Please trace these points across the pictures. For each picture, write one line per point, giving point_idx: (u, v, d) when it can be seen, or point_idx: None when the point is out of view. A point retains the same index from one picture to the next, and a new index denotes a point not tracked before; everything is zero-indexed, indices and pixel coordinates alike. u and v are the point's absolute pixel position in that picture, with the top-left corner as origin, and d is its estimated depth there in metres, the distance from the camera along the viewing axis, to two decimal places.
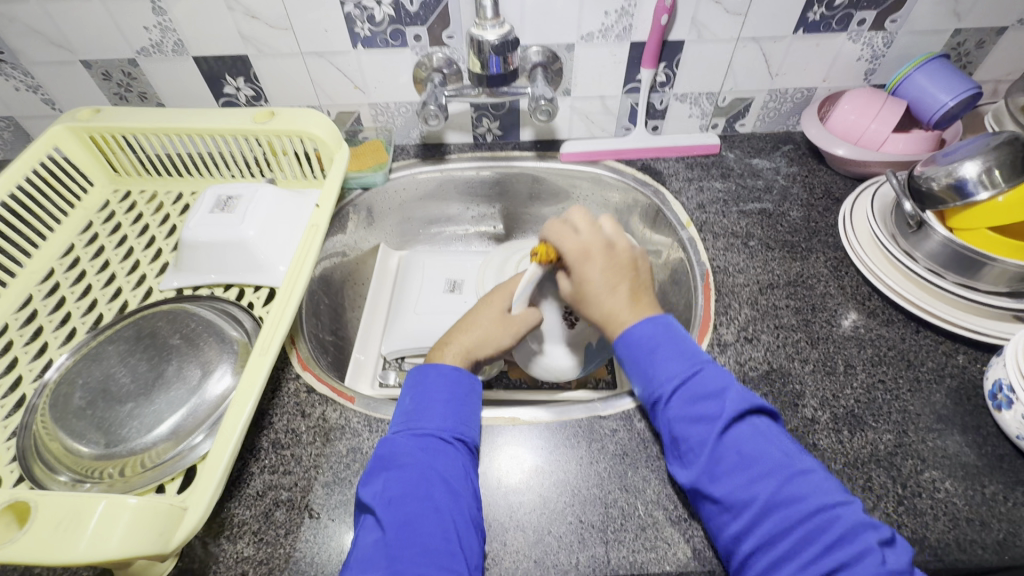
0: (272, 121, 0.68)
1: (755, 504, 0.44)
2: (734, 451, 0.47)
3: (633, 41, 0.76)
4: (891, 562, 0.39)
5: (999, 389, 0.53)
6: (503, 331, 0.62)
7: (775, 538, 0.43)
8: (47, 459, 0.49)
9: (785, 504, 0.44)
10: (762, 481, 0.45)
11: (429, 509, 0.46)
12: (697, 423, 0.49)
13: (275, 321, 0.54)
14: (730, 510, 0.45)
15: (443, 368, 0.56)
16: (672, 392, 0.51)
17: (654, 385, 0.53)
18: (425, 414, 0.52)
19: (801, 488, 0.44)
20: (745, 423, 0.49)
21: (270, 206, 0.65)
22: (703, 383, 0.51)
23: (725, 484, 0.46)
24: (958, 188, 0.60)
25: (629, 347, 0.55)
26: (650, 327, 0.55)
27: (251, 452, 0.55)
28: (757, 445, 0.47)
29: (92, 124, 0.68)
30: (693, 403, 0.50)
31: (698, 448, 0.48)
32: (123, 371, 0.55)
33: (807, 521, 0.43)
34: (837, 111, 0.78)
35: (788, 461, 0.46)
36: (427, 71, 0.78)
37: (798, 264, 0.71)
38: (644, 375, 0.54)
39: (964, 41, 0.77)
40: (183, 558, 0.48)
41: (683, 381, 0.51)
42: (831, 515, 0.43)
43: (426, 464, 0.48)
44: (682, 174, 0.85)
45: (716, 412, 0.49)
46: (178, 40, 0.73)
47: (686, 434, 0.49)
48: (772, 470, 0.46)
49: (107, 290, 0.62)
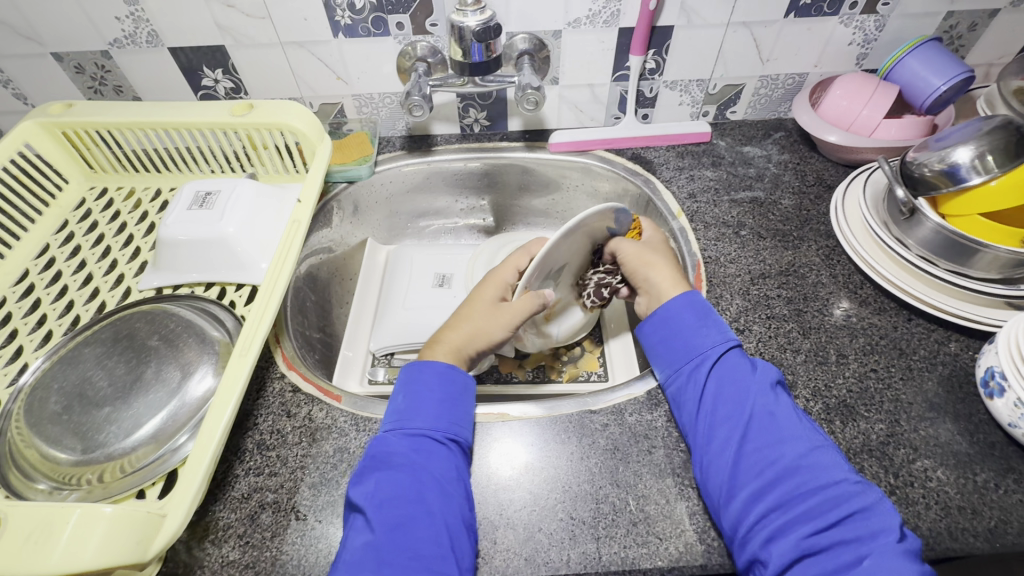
0: (250, 114, 0.66)
1: (780, 466, 0.46)
2: (766, 416, 0.49)
3: (621, 27, 0.74)
4: (906, 543, 0.41)
5: (991, 376, 0.53)
6: (497, 323, 0.60)
7: (795, 500, 0.44)
8: (24, 467, 0.48)
9: (808, 470, 0.45)
10: (787, 445, 0.47)
11: (420, 512, 0.45)
12: (731, 386, 0.52)
13: (257, 319, 0.52)
14: (754, 470, 0.47)
15: (439, 367, 0.55)
16: (711, 355, 0.54)
17: (693, 348, 0.55)
18: (418, 413, 0.51)
19: (824, 459, 0.46)
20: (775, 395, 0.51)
21: (250, 202, 0.63)
22: (739, 356, 0.54)
23: (753, 444, 0.48)
24: (951, 173, 0.59)
25: (668, 313, 0.58)
26: (691, 301, 0.59)
27: (236, 454, 0.54)
28: (787, 414, 0.49)
29: (65, 120, 0.66)
30: (728, 369, 0.53)
31: (729, 410, 0.50)
32: (101, 374, 0.53)
33: (826, 490, 0.44)
34: (828, 97, 0.77)
35: (814, 434, 0.48)
36: (411, 60, 0.76)
37: (789, 253, 0.71)
38: (681, 338, 0.56)
39: (956, 24, 0.76)
40: (167, 563, 0.47)
41: (722, 349, 0.54)
42: (851, 488, 0.44)
43: (420, 466, 0.48)
44: (673, 163, 0.84)
45: (752, 381, 0.52)
46: (152, 31, 0.71)
47: (718, 394, 0.52)
48: (800, 437, 0.47)
49: (84, 291, 0.61)
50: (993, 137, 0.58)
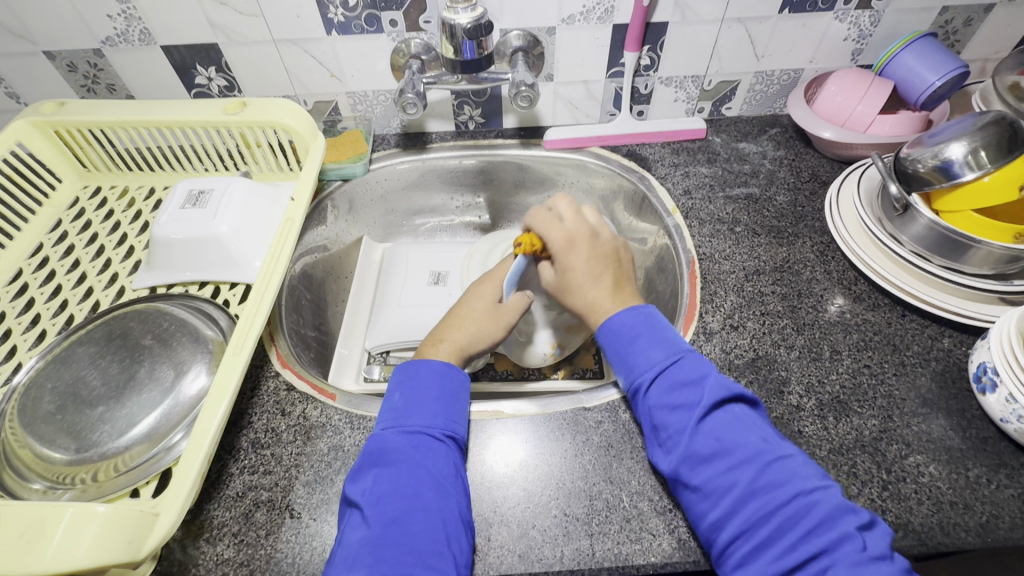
0: (243, 113, 0.66)
1: (734, 492, 0.44)
2: (712, 438, 0.47)
3: (615, 23, 0.74)
4: (871, 547, 0.39)
5: (983, 371, 0.53)
6: (499, 325, 0.61)
7: (756, 526, 0.42)
8: (19, 467, 0.48)
9: (763, 491, 0.43)
10: (739, 467, 0.45)
11: (416, 508, 0.45)
12: (674, 411, 0.49)
13: (250, 318, 0.52)
14: (709, 498, 0.45)
15: (435, 365, 0.55)
16: (650, 380, 0.51)
17: (633, 374, 0.53)
18: (415, 410, 0.51)
19: (779, 474, 0.44)
20: (722, 411, 0.48)
21: (243, 200, 0.63)
22: (683, 371, 0.51)
23: (703, 471, 0.46)
24: (944, 169, 0.59)
25: (610, 335, 0.55)
26: (631, 317, 0.55)
27: (230, 452, 0.54)
28: (736, 430, 0.47)
29: (56, 119, 0.65)
30: (671, 391, 0.50)
31: (677, 436, 0.48)
32: (95, 374, 0.53)
33: (785, 509, 0.42)
34: (823, 93, 0.77)
35: (765, 447, 0.46)
36: (405, 57, 0.75)
37: (784, 250, 0.71)
38: (624, 362, 0.54)
39: (952, 19, 0.76)
40: (162, 562, 0.47)
41: (661, 370, 0.51)
42: (810, 500, 0.42)
43: (417, 463, 0.48)
44: (668, 159, 0.84)
45: (694, 400, 0.48)
46: (144, 29, 0.70)
47: (665, 422, 0.49)
48: (750, 456, 0.45)
49: (78, 290, 0.61)
50: (987, 133, 0.58)
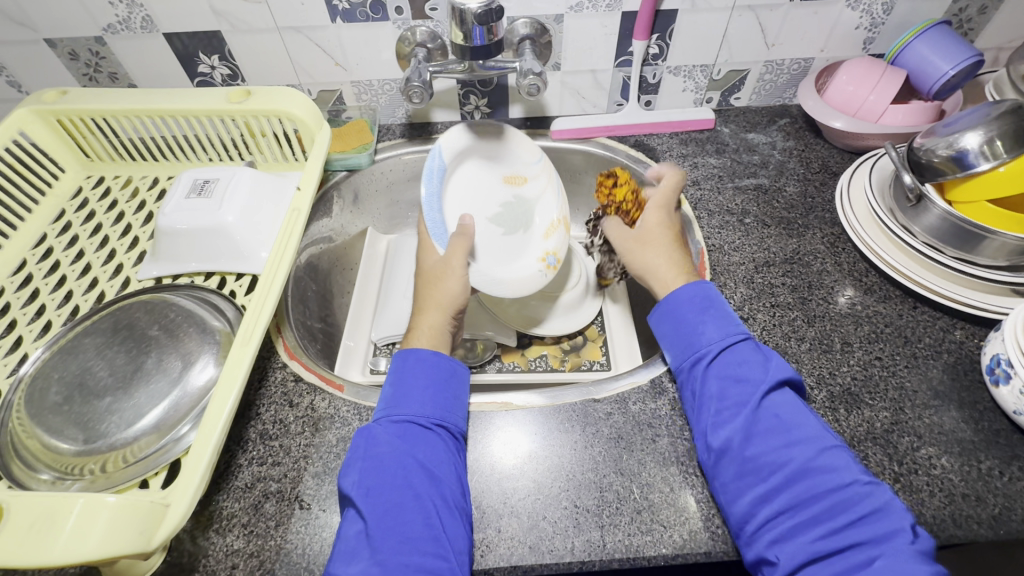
0: (248, 101, 0.65)
1: (789, 468, 0.45)
2: (773, 416, 0.48)
3: (624, 10, 0.73)
4: (920, 544, 0.40)
5: (997, 363, 0.52)
6: (452, 279, 0.60)
7: (804, 504, 0.43)
8: (26, 457, 0.47)
9: (819, 471, 0.44)
10: (797, 446, 0.46)
11: (408, 496, 0.45)
12: (737, 384, 0.50)
13: (256, 310, 0.52)
14: (761, 472, 0.45)
15: (423, 355, 0.54)
16: (717, 351, 0.52)
17: (698, 345, 0.54)
18: (403, 400, 0.51)
19: (835, 459, 0.45)
20: (784, 395, 0.49)
21: (249, 190, 0.62)
22: (747, 351, 0.52)
23: (761, 445, 0.47)
24: (958, 159, 0.58)
25: (675, 305, 0.57)
26: (698, 291, 0.57)
27: (239, 444, 0.54)
28: (796, 414, 0.48)
29: (59, 107, 0.64)
30: (736, 365, 0.51)
31: (736, 409, 0.49)
32: (101, 364, 0.53)
33: (837, 492, 0.43)
34: (834, 82, 0.75)
35: (824, 435, 0.47)
36: (410, 46, 0.74)
37: (794, 241, 0.70)
38: (687, 334, 0.55)
39: (966, 7, 0.75)
40: (172, 553, 0.47)
41: (727, 346, 0.52)
42: (863, 490, 0.43)
43: (406, 452, 0.47)
44: (677, 150, 0.83)
45: (759, 378, 0.50)
46: (146, 16, 0.69)
47: (726, 393, 0.50)
48: (810, 438, 0.46)
49: (83, 281, 0.60)
50: (1004, 122, 0.57)
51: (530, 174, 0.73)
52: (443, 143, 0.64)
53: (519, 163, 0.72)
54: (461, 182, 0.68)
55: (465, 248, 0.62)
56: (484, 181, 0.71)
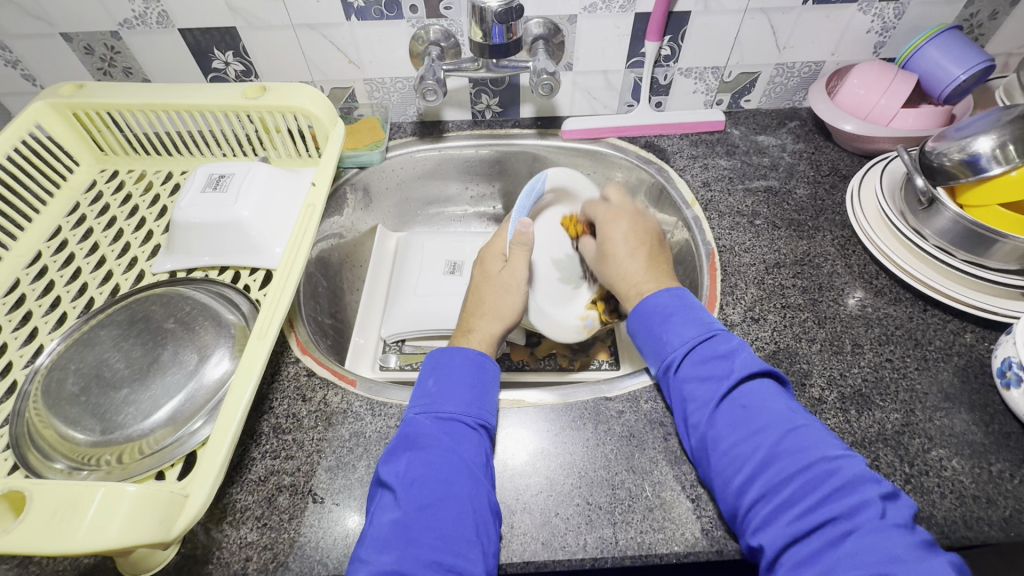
0: (263, 97, 0.65)
1: (757, 457, 0.44)
2: (738, 406, 0.47)
3: (637, 12, 0.73)
4: (891, 516, 0.38)
5: (1008, 366, 0.53)
6: (514, 293, 0.63)
7: (776, 490, 0.42)
8: (43, 447, 0.48)
9: (786, 455, 0.43)
10: (762, 434, 0.45)
11: (450, 495, 0.45)
12: (703, 383, 0.49)
13: (275, 302, 0.52)
14: (732, 465, 0.45)
15: (469, 354, 0.55)
16: (683, 354, 0.52)
17: (665, 351, 0.53)
18: (449, 397, 0.51)
19: (801, 441, 0.44)
20: (752, 382, 0.48)
21: (264, 186, 0.63)
22: (714, 346, 0.51)
23: (726, 438, 0.46)
24: (971, 163, 0.58)
25: (642, 316, 0.56)
26: (668, 298, 0.55)
27: (252, 437, 0.54)
28: (761, 400, 0.47)
29: (75, 101, 0.65)
30: (703, 363, 0.50)
31: (704, 407, 0.48)
32: (118, 356, 0.53)
33: (807, 473, 0.42)
34: (845, 85, 0.76)
35: (790, 416, 0.46)
36: (424, 44, 0.75)
37: (804, 243, 0.70)
38: (656, 341, 0.54)
39: (978, 12, 0.75)
40: (186, 544, 0.47)
41: (693, 345, 0.52)
42: (832, 466, 0.42)
43: (451, 449, 0.47)
44: (687, 151, 0.83)
45: (723, 372, 0.49)
46: (162, 11, 0.70)
47: (694, 394, 0.50)
48: (773, 424, 0.45)
49: (97, 273, 0.60)
50: (1015, 126, 0.57)
51: None
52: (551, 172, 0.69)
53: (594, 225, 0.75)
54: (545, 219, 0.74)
55: (525, 257, 0.64)
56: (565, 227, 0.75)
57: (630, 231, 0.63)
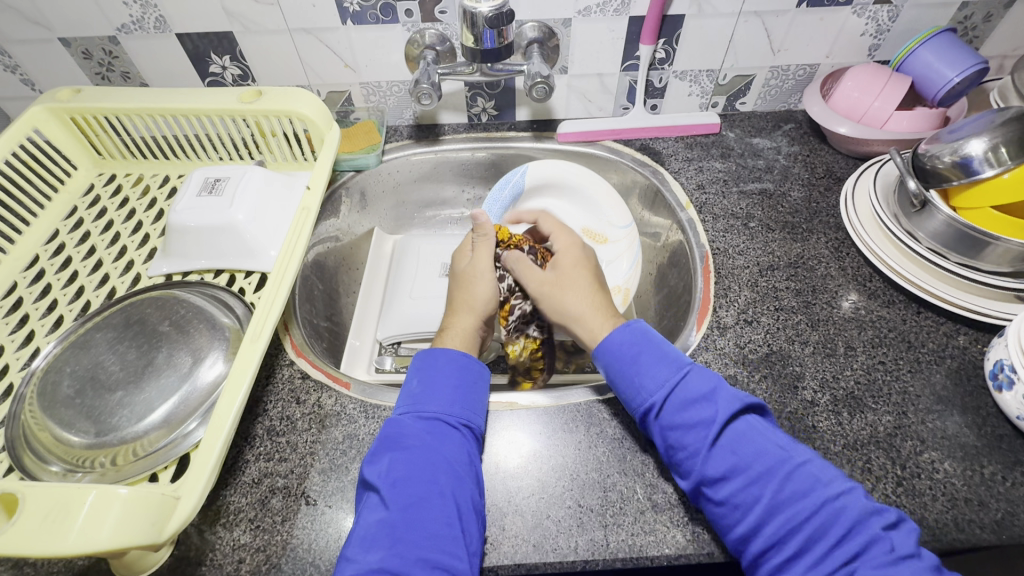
0: (259, 101, 0.65)
1: (761, 506, 0.43)
2: (730, 452, 0.45)
3: (632, 15, 0.73)
4: (900, 547, 0.39)
5: (1000, 368, 0.53)
6: (481, 283, 0.63)
7: (784, 538, 0.42)
8: (38, 449, 0.48)
9: (788, 503, 0.42)
10: (761, 482, 0.44)
11: (433, 493, 0.45)
12: (691, 430, 0.47)
13: (268, 307, 0.52)
14: (736, 512, 0.44)
15: (453, 355, 0.55)
16: (663, 399, 0.49)
17: (641, 395, 0.51)
18: (432, 398, 0.52)
19: (801, 483, 0.43)
20: (738, 421, 0.47)
21: (259, 190, 0.63)
22: (692, 387, 0.49)
23: (725, 488, 0.44)
24: (963, 166, 0.58)
25: (612, 356, 0.54)
26: (627, 334, 0.54)
27: (246, 440, 0.54)
28: (751, 442, 0.45)
29: (73, 105, 0.65)
30: (684, 409, 0.48)
31: (695, 455, 0.46)
32: (112, 359, 0.53)
33: (812, 519, 0.41)
34: (839, 88, 0.76)
35: (785, 457, 0.44)
36: (419, 48, 0.75)
37: (798, 246, 0.70)
38: (630, 384, 0.52)
39: (972, 15, 0.75)
40: (179, 546, 0.47)
41: (671, 388, 0.50)
42: (836, 506, 0.41)
43: (433, 448, 0.48)
44: (682, 154, 0.83)
45: (709, 415, 0.47)
46: (159, 16, 0.70)
47: (681, 442, 0.47)
48: (769, 469, 0.44)
49: (94, 276, 0.61)
50: (1009, 129, 0.57)
51: (612, 236, 0.79)
52: (532, 166, 0.79)
53: (608, 223, 0.79)
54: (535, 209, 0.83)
55: (488, 245, 0.66)
56: (569, 220, 0.82)
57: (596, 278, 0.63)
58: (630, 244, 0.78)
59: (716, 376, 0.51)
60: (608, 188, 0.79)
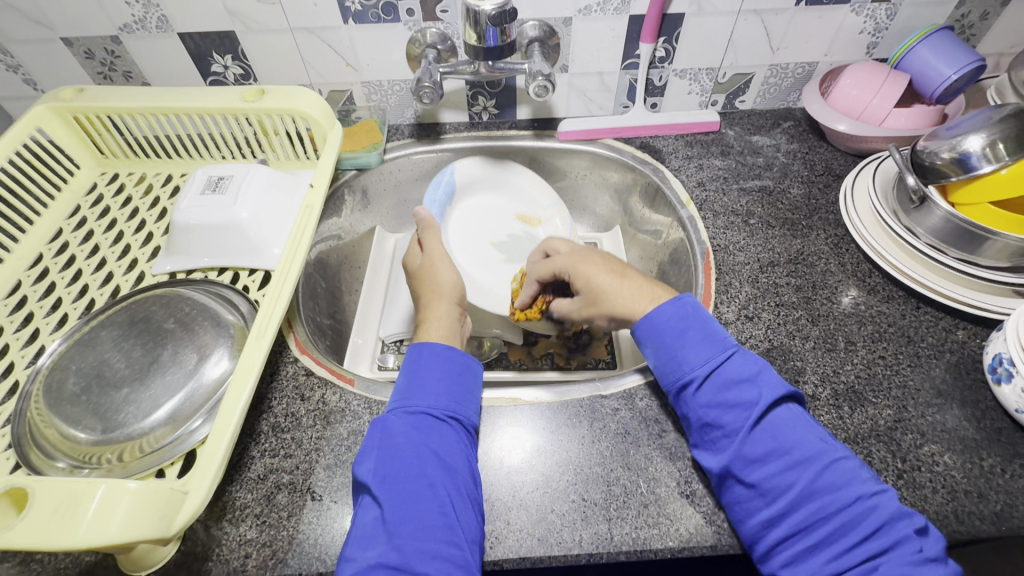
0: (261, 100, 0.65)
1: (793, 493, 0.43)
2: (770, 436, 0.46)
3: (632, 14, 0.74)
4: (927, 551, 0.40)
5: (999, 362, 0.53)
6: (442, 272, 0.66)
7: (810, 527, 0.42)
8: (45, 446, 0.48)
9: (822, 493, 0.43)
10: (799, 468, 0.44)
11: (423, 486, 0.45)
12: (732, 408, 0.48)
13: (273, 303, 0.53)
14: (763, 497, 0.45)
15: (437, 348, 0.55)
16: (705, 375, 0.50)
17: (682, 370, 0.51)
18: (418, 392, 0.52)
19: (838, 477, 0.43)
20: (780, 408, 0.48)
21: (262, 188, 0.63)
22: (736, 368, 0.49)
23: (760, 470, 0.45)
24: (961, 162, 0.59)
25: (654, 327, 0.54)
26: (676, 309, 0.54)
27: (251, 436, 0.54)
28: (794, 430, 0.46)
29: (76, 105, 0.66)
30: (727, 388, 0.48)
31: (732, 435, 0.47)
32: (118, 357, 0.54)
33: (844, 512, 0.42)
34: (838, 86, 0.77)
35: (826, 449, 0.45)
36: (421, 47, 0.76)
37: (798, 242, 0.71)
38: (670, 359, 0.52)
39: (968, 13, 0.76)
40: (186, 542, 0.47)
41: (714, 365, 0.50)
42: (868, 505, 0.42)
43: (421, 442, 0.48)
44: (682, 152, 0.84)
45: (753, 398, 0.47)
46: (162, 16, 0.70)
47: (719, 420, 0.48)
48: (809, 457, 0.44)
49: (98, 275, 0.61)
50: (1006, 125, 0.57)
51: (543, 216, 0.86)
52: (461, 165, 0.83)
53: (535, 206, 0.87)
54: (469, 207, 0.85)
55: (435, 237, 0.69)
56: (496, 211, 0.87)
57: (610, 266, 0.61)
58: (562, 217, 0.85)
59: (763, 362, 0.51)
60: (529, 174, 0.87)
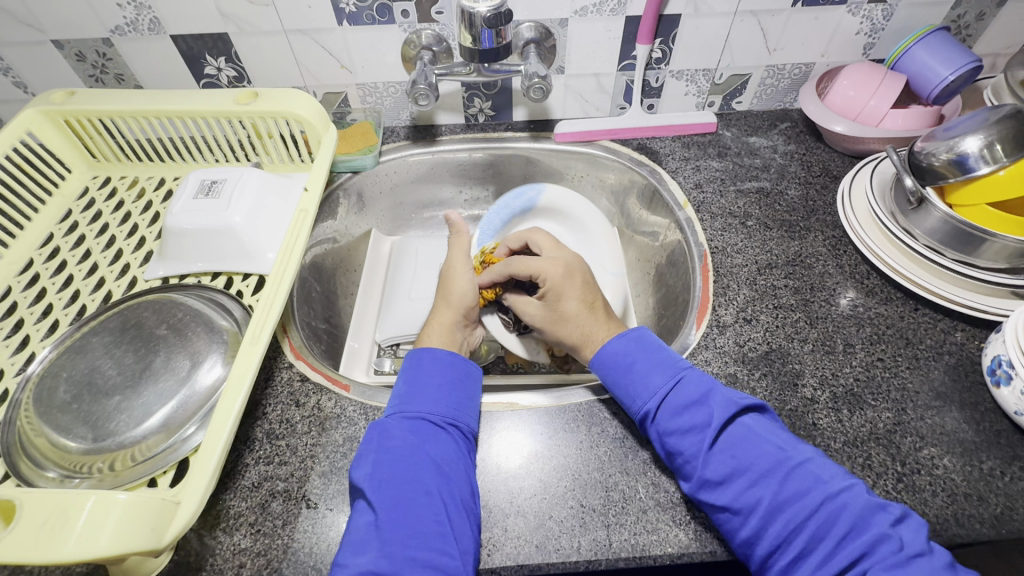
0: (254, 102, 0.65)
1: (762, 509, 0.43)
2: (728, 456, 0.46)
3: (628, 14, 0.73)
4: (908, 546, 0.39)
5: (998, 364, 0.53)
6: (458, 279, 0.65)
7: (790, 538, 0.42)
8: (34, 455, 0.47)
9: (790, 503, 0.43)
10: (762, 483, 0.44)
11: (420, 492, 0.45)
12: (687, 435, 0.48)
13: (266, 309, 0.52)
14: (740, 515, 0.44)
15: (437, 353, 0.56)
16: (658, 405, 0.50)
17: (638, 403, 0.51)
18: (418, 397, 0.52)
19: (802, 482, 0.43)
20: (733, 424, 0.48)
21: (256, 191, 0.63)
22: (686, 392, 0.50)
23: (727, 491, 0.45)
24: (959, 163, 0.58)
25: (605, 365, 0.55)
26: (624, 343, 0.56)
27: (246, 443, 0.54)
28: (749, 445, 0.46)
29: (67, 108, 0.65)
30: (679, 414, 0.49)
31: (693, 461, 0.47)
32: (110, 363, 0.53)
33: (813, 519, 0.42)
34: (835, 87, 0.76)
35: (785, 457, 0.45)
36: (416, 49, 0.75)
37: (796, 243, 0.71)
38: (625, 395, 0.53)
39: (965, 13, 0.76)
40: (180, 552, 0.47)
41: (665, 395, 0.50)
42: (837, 506, 0.41)
43: (416, 447, 0.48)
44: (679, 153, 0.83)
45: (704, 421, 0.47)
46: (154, 17, 0.70)
47: (678, 447, 0.48)
48: (768, 470, 0.44)
49: (89, 280, 0.60)
50: (1003, 126, 0.57)
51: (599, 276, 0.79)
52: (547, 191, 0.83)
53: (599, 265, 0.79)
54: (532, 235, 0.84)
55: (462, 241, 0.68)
56: None
57: (589, 298, 0.61)
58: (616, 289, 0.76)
59: (713, 379, 0.51)
60: (607, 229, 0.81)
